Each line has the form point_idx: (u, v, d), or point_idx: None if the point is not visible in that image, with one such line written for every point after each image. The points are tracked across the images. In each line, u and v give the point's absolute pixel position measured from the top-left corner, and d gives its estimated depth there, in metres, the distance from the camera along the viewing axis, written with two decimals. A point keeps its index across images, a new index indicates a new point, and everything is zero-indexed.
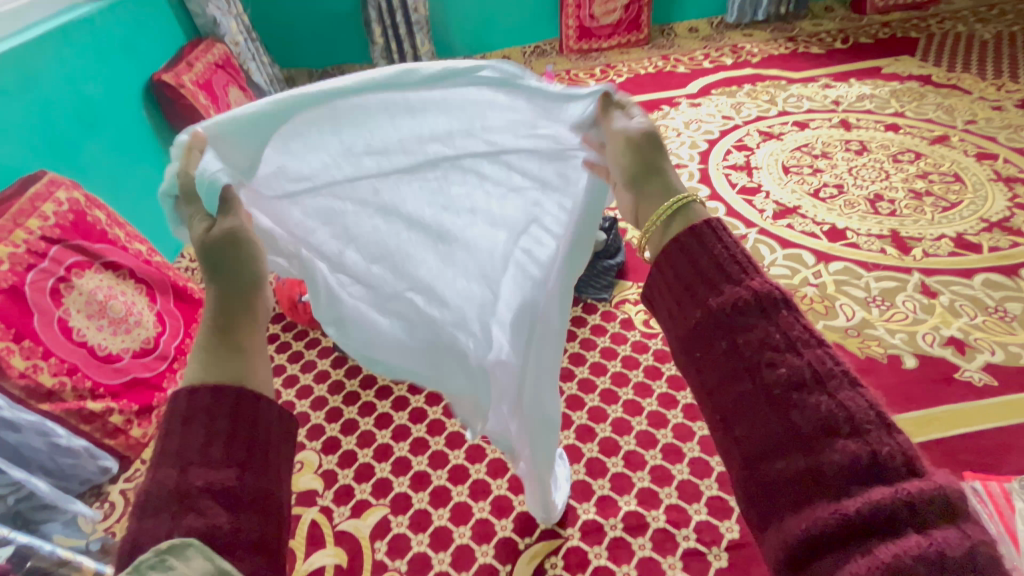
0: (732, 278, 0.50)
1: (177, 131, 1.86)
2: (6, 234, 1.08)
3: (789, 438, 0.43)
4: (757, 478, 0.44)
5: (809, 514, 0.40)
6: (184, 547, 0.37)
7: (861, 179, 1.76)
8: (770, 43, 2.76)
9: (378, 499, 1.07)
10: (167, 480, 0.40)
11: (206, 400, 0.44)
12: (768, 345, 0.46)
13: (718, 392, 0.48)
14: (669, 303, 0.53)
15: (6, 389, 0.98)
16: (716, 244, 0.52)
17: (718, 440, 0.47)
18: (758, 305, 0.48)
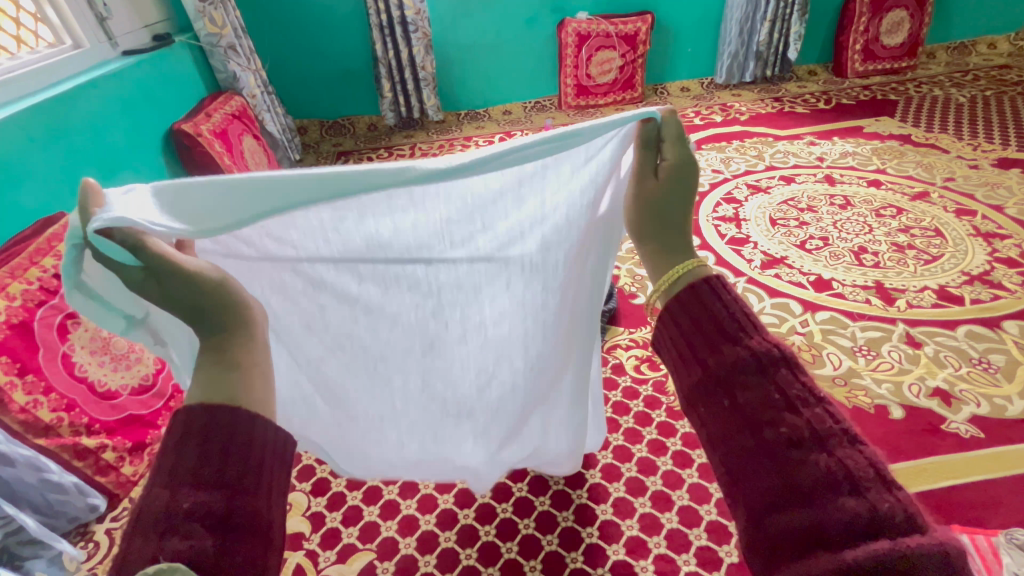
0: (732, 337, 0.53)
1: (192, 177, 1.96)
2: (22, 271, 1.12)
3: (788, 491, 0.46)
4: (763, 532, 0.46)
5: (811, 564, 0.42)
6: (172, 570, 0.41)
7: (845, 232, 1.83)
8: (758, 103, 2.91)
9: (365, 544, 1.06)
10: (159, 498, 0.44)
11: (201, 428, 0.47)
12: (768, 404, 0.48)
13: (723, 448, 0.50)
14: (675, 361, 0.56)
15: (6, 423, 1.00)
16: (719, 306, 0.55)
17: (728, 493, 0.50)
18: (759, 365, 0.50)
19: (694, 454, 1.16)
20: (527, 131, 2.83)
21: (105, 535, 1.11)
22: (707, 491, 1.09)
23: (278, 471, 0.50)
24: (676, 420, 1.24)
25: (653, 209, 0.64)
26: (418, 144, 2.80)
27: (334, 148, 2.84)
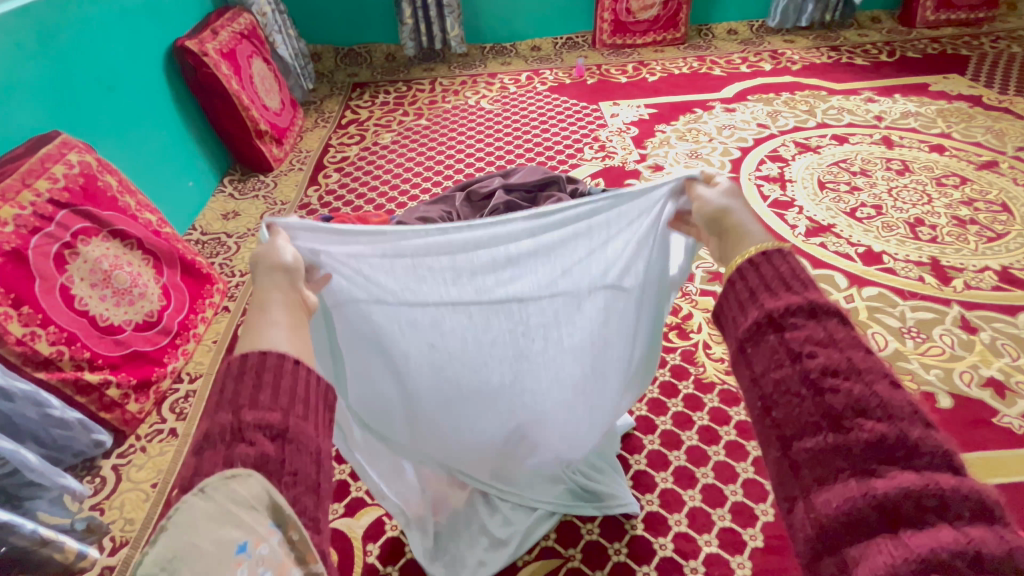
0: (792, 288, 0.43)
1: (198, 100, 1.82)
2: (13, 194, 1.04)
3: (822, 419, 0.37)
4: (789, 463, 0.38)
5: (839, 492, 0.35)
6: (246, 476, 0.37)
7: (901, 202, 1.67)
8: (813, 51, 2.64)
9: (374, 499, 1.03)
10: (221, 423, 0.40)
11: (255, 361, 0.42)
12: (812, 338, 0.39)
13: (762, 378, 0.41)
14: (733, 307, 0.46)
15: (3, 355, 0.95)
16: (781, 262, 0.45)
17: (759, 426, 0.41)
18: (810, 308, 0.41)
19: (722, 430, 1.09)
20: (557, 70, 2.60)
21: (111, 471, 1.09)
22: (733, 470, 1.03)
23: (325, 401, 0.45)
24: (704, 393, 1.16)
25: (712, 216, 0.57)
26: (438, 78, 2.60)
27: (349, 79, 2.65)
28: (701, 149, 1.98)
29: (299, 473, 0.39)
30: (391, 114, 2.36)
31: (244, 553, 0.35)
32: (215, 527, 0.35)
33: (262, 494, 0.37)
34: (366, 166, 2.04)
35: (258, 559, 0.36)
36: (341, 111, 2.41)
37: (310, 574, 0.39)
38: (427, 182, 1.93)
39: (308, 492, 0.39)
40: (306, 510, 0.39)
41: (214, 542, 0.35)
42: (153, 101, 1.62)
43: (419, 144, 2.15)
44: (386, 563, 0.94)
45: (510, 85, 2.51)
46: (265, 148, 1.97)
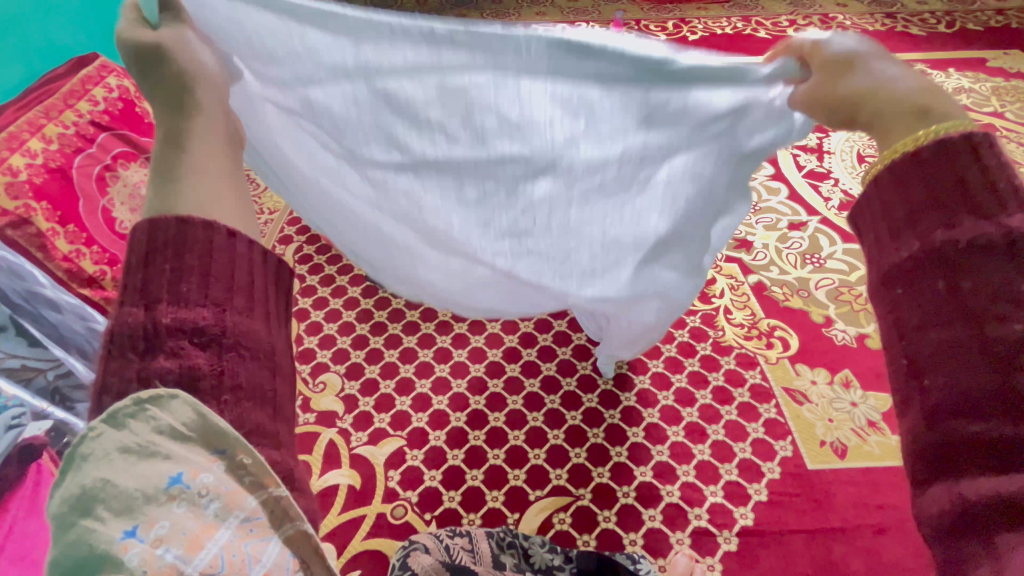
0: (980, 210, 0.39)
1: None
2: (57, 113, 1.07)
3: (995, 399, 0.37)
4: (932, 435, 0.39)
5: (995, 482, 0.37)
6: (169, 398, 0.37)
7: None
8: (866, 17, 2.46)
9: (395, 430, 1.09)
10: (132, 319, 0.39)
11: (174, 233, 0.41)
12: (1001, 293, 0.37)
13: (915, 334, 0.41)
14: (880, 231, 0.44)
15: (49, 270, 0.97)
16: (972, 166, 0.40)
17: (902, 385, 0.42)
18: (1007, 248, 0.38)
19: (736, 391, 1.12)
20: (593, 23, 2.49)
21: None
22: (744, 429, 1.06)
23: (268, 285, 0.45)
24: (721, 354, 1.18)
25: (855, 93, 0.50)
26: None
27: None
28: None
29: (243, 383, 0.40)
30: None
31: (178, 485, 0.36)
32: (139, 466, 0.36)
33: (192, 417, 0.37)
34: None
35: (197, 488, 0.36)
36: None
37: (272, 496, 0.39)
38: None
39: (256, 405, 0.41)
40: (258, 427, 0.40)
41: (139, 480, 0.35)
42: None
43: None
44: (406, 488, 1.01)
45: None
46: None
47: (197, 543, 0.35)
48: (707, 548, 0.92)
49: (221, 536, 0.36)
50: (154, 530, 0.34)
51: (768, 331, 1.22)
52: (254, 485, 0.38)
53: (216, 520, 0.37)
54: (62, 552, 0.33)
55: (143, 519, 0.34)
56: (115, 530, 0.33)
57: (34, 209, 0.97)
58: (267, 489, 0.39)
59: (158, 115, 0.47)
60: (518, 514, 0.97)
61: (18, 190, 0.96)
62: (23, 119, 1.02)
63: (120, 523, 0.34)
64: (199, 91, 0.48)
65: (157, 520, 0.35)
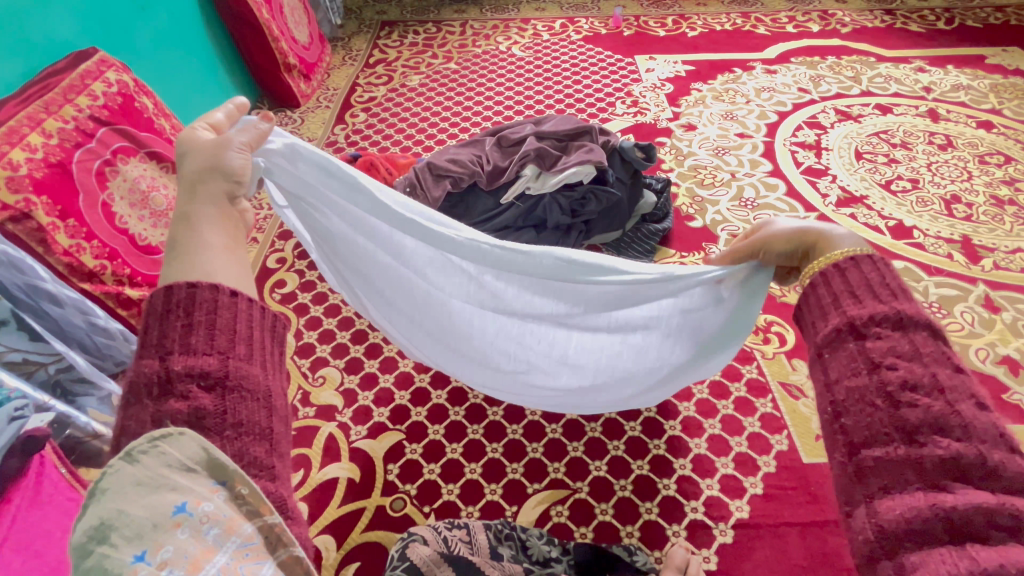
0: (879, 298, 0.48)
1: (229, 29, 1.82)
2: (57, 107, 1.08)
3: (893, 429, 0.43)
4: (853, 468, 0.44)
5: (902, 499, 0.41)
6: (177, 435, 0.39)
7: (940, 176, 1.64)
8: (866, 14, 2.46)
9: (395, 424, 1.09)
10: (147, 370, 0.43)
11: (183, 295, 0.45)
12: (894, 353, 0.45)
13: (837, 385, 0.47)
14: (813, 312, 0.52)
15: (50, 263, 0.98)
16: (871, 270, 0.50)
17: (827, 431, 0.47)
18: (898, 323, 0.46)
19: (733, 386, 1.12)
20: (592, 19, 2.49)
21: None
22: (740, 423, 1.07)
23: (267, 341, 0.48)
24: None
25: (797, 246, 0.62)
26: (469, 21, 2.51)
27: (377, 16, 2.57)
28: (736, 111, 1.92)
29: (245, 423, 0.43)
30: (419, 56, 2.30)
31: (183, 513, 0.37)
32: (148, 497, 0.37)
33: (198, 454, 0.39)
34: (394, 107, 2.02)
35: (199, 516, 0.37)
36: (369, 49, 2.36)
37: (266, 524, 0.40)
38: (454, 128, 1.91)
39: (255, 440, 0.43)
40: (257, 459, 0.43)
41: (147, 508, 0.36)
42: (184, 28, 1.62)
43: (446, 88, 2.10)
44: (406, 481, 1.02)
45: (543, 32, 2.42)
46: (293, 82, 1.95)
47: (197, 567, 0.36)
48: (702, 539, 0.93)
49: (220, 559, 0.37)
50: (159, 555, 0.35)
51: (765, 327, 1.23)
52: (250, 512, 0.40)
53: (216, 544, 0.37)
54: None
55: (151, 544, 0.35)
56: (124, 555, 0.34)
57: (35, 203, 0.97)
58: (262, 516, 0.40)
59: (184, 199, 0.52)
60: (517, 506, 0.98)
61: (18, 184, 0.96)
62: (24, 114, 1.03)
63: (130, 548, 0.35)
64: (212, 178, 0.53)
65: (162, 545, 0.36)
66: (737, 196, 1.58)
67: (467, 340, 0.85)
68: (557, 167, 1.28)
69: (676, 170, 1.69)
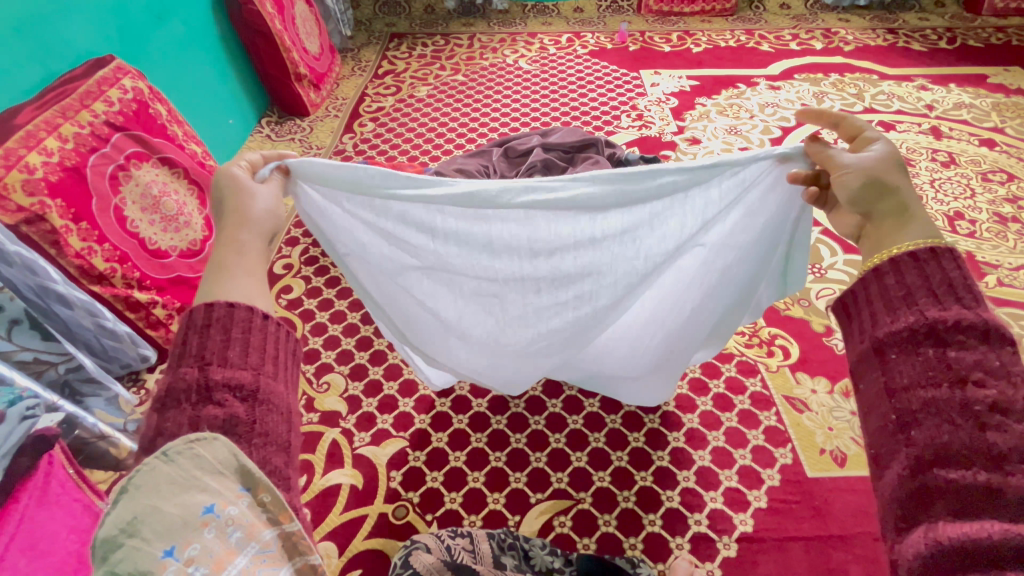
0: (962, 302, 0.47)
1: (241, 38, 1.85)
2: (74, 113, 1.10)
3: (973, 452, 0.42)
4: (918, 485, 0.44)
5: (975, 524, 0.40)
6: (212, 440, 0.40)
7: (943, 193, 1.65)
8: (869, 32, 2.48)
9: (398, 431, 1.10)
10: (186, 379, 0.44)
11: (221, 314, 0.47)
12: (981, 366, 0.44)
13: (905, 392, 0.46)
14: (874, 308, 0.51)
15: (62, 266, 0.99)
16: (954, 267, 0.49)
17: (888, 441, 0.47)
18: (983, 331, 0.46)
19: (737, 399, 1.12)
20: (598, 34, 2.53)
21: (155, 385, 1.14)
22: (744, 436, 1.06)
23: (286, 357, 0.49)
24: (722, 362, 1.19)
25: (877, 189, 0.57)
26: (476, 34, 2.55)
27: (387, 28, 2.61)
28: (740, 126, 1.94)
29: (271, 432, 0.44)
30: (427, 67, 2.34)
31: (211, 513, 0.38)
32: (177, 494, 0.37)
33: (228, 457, 0.40)
34: (402, 117, 2.05)
35: (225, 518, 0.38)
36: (378, 60, 2.39)
37: (283, 532, 0.42)
38: (461, 138, 1.93)
39: (278, 454, 0.44)
40: (277, 470, 0.44)
41: (178, 505, 0.37)
42: (199, 37, 1.66)
43: (454, 99, 2.13)
44: (408, 489, 1.01)
45: (550, 46, 2.45)
46: (303, 91, 1.98)
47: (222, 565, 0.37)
48: (706, 553, 0.92)
49: (241, 561, 0.38)
50: (187, 551, 0.36)
51: (769, 340, 1.23)
52: (269, 520, 0.41)
53: (238, 547, 0.38)
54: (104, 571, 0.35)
55: (181, 541, 0.36)
56: (155, 549, 0.35)
57: (49, 206, 0.99)
58: (281, 524, 0.41)
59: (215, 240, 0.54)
60: (519, 516, 0.97)
61: (34, 187, 0.97)
62: (42, 118, 1.04)
63: (160, 542, 0.36)
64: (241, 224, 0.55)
65: (190, 542, 0.37)
66: None
67: (511, 324, 0.81)
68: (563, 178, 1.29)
69: None
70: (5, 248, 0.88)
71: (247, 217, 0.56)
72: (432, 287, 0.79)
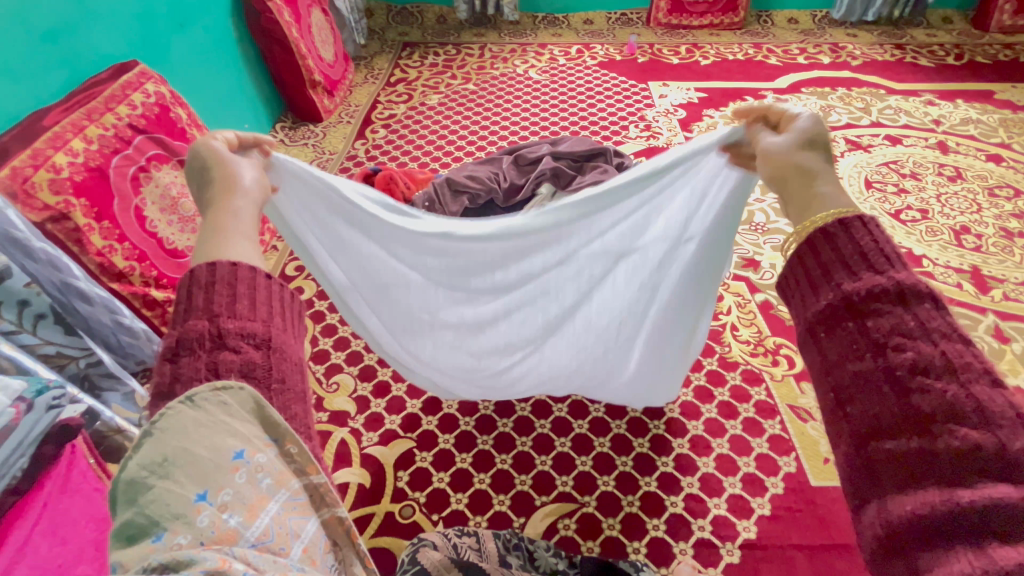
0: (874, 267, 0.45)
1: (258, 45, 1.90)
2: (99, 115, 1.13)
3: (903, 420, 0.41)
4: (861, 461, 0.42)
5: (916, 497, 0.39)
6: (237, 390, 0.41)
7: (949, 208, 1.66)
8: (876, 47, 2.51)
9: (406, 432, 1.11)
10: (196, 329, 0.44)
11: (227, 270, 0.47)
12: (898, 331, 0.42)
13: (835, 370, 0.44)
14: (802, 290, 0.49)
15: (83, 263, 1.02)
16: (864, 235, 0.47)
17: (830, 418, 0.45)
18: (897, 294, 0.44)
19: (741, 407, 1.13)
20: (607, 46, 2.56)
21: None
22: (748, 444, 1.07)
23: (290, 314, 0.50)
24: (727, 370, 1.20)
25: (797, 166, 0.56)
26: (488, 44, 2.59)
27: (400, 37, 2.66)
28: None
29: (287, 380, 0.46)
30: (439, 76, 2.38)
31: (241, 459, 0.39)
32: (208, 438, 0.38)
33: (252, 405, 0.41)
34: (414, 124, 2.09)
35: (255, 465, 0.40)
36: (391, 69, 2.44)
37: (309, 482, 0.45)
38: (472, 146, 1.96)
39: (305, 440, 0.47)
40: (297, 416, 0.46)
41: (210, 449, 0.38)
42: (218, 44, 1.70)
43: (464, 108, 2.17)
44: (415, 489, 1.03)
45: (560, 57, 2.49)
46: (317, 98, 2.03)
47: (254, 513, 0.38)
48: (709, 559, 0.93)
49: (273, 508, 0.40)
50: (220, 496, 0.37)
51: (774, 349, 1.24)
52: (297, 471, 0.44)
53: (269, 493, 0.40)
54: (136, 512, 0.35)
55: (213, 485, 0.37)
56: (188, 492, 0.36)
57: (73, 205, 1.02)
58: (309, 476, 0.44)
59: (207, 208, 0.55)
60: (524, 519, 0.98)
61: (59, 186, 1.00)
62: (68, 120, 1.08)
63: (193, 486, 0.36)
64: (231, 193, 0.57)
65: (222, 487, 0.37)
66: (746, 219, 1.58)
67: (488, 318, 0.85)
68: (572, 185, 1.32)
69: None
70: (32, 245, 0.90)
71: (237, 189, 0.57)
72: (406, 290, 0.83)
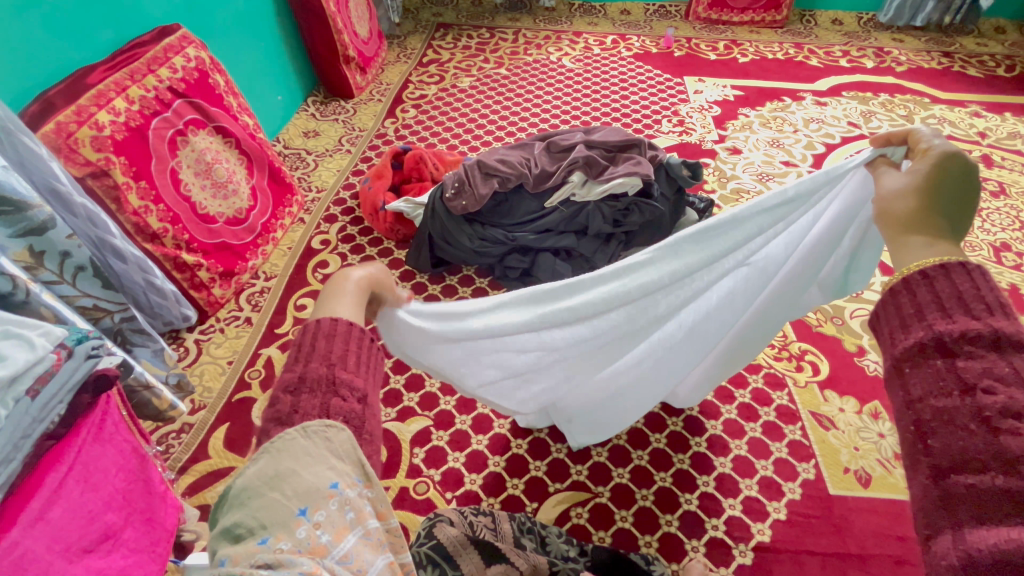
0: (970, 311, 0.44)
1: (295, 16, 1.89)
2: (140, 76, 1.14)
3: (990, 457, 0.39)
4: (939, 492, 0.41)
5: (1000, 532, 0.37)
6: (341, 430, 0.40)
7: (990, 223, 1.60)
8: (923, 54, 2.42)
9: (423, 411, 1.12)
10: (316, 372, 0.43)
11: (344, 328, 0.47)
12: (991, 373, 0.41)
13: (919, 401, 0.44)
14: (891, 324, 0.48)
15: (120, 221, 1.05)
16: (965, 279, 0.45)
17: (909, 448, 0.45)
18: (999, 342, 0.42)
19: (762, 410, 1.12)
20: (644, 38, 2.52)
21: (193, 344, 1.20)
22: (767, 447, 1.06)
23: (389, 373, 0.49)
24: (750, 372, 1.19)
25: (935, 211, 0.52)
26: (522, 29, 2.56)
27: (434, 18, 2.64)
28: (783, 139, 1.92)
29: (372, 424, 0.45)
30: (471, 59, 2.35)
31: (336, 488, 0.38)
32: (314, 459, 0.38)
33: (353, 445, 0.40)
34: (444, 106, 2.08)
35: (348, 496, 0.38)
36: (423, 49, 2.42)
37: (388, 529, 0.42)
38: (502, 131, 1.95)
39: None
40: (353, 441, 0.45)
41: (313, 473, 0.37)
42: (257, 14, 1.70)
43: (495, 93, 2.15)
44: (429, 466, 1.04)
45: (594, 46, 2.45)
46: (350, 74, 2.02)
47: (344, 532, 0.37)
48: (720, 558, 0.92)
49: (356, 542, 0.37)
50: (316, 516, 0.36)
51: (799, 355, 1.22)
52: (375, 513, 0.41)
53: (355, 527, 0.38)
54: (248, 513, 0.36)
55: (313, 502, 0.36)
56: (292, 505, 0.36)
57: (113, 162, 1.03)
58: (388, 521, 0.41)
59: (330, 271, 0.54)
60: (536, 504, 0.99)
61: (101, 143, 1.01)
62: (111, 79, 1.08)
63: (297, 500, 0.36)
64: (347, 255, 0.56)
65: (320, 508, 0.36)
66: None
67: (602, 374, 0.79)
68: (603, 176, 1.31)
69: (718, 193, 1.69)
70: (72, 199, 0.89)
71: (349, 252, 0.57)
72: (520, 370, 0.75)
